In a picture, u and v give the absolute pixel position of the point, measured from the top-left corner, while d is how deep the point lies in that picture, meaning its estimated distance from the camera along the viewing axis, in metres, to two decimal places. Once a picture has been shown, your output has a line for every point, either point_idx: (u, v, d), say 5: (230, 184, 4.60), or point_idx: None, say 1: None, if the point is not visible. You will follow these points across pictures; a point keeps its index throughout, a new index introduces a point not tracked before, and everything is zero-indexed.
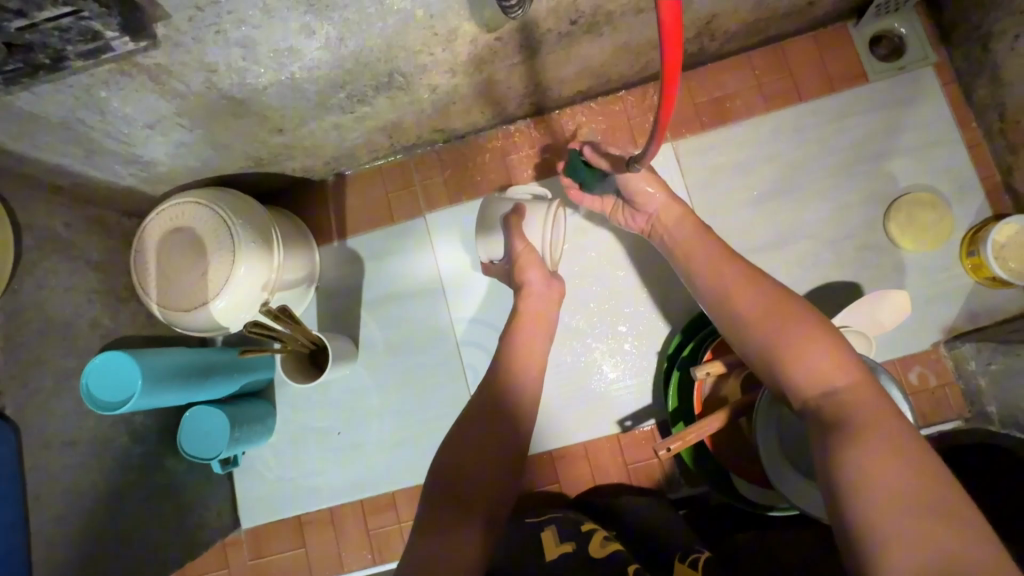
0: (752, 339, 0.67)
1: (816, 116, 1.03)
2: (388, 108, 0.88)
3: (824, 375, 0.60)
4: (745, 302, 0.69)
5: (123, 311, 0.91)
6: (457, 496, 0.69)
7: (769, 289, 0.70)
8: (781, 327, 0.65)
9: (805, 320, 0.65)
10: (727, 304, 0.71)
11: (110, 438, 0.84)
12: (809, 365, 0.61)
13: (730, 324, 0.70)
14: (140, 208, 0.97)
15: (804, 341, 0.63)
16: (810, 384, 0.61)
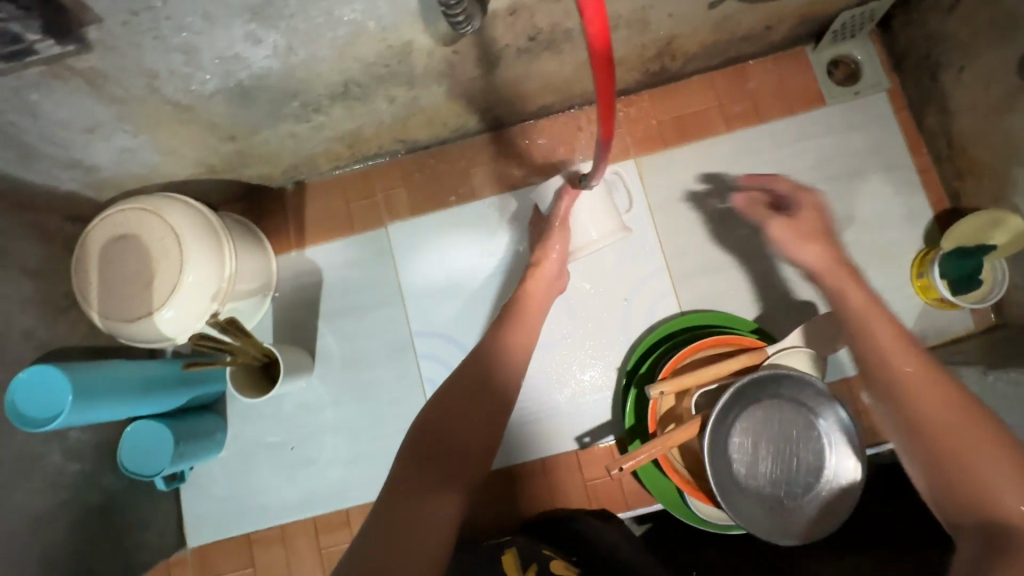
0: (929, 448, 0.54)
1: (775, 136, 1.05)
2: (346, 118, 0.87)
3: (995, 503, 0.49)
4: (924, 407, 0.56)
5: (61, 321, 0.87)
6: (437, 455, 0.62)
7: (949, 389, 0.56)
8: (975, 439, 0.52)
9: (987, 433, 0.52)
10: (905, 404, 0.57)
11: (41, 456, 0.79)
12: (989, 491, 0.50)
13: (907, 423, 0.57)
14: (85, 213, 0.94)
15: (985, 460, 0.51)
16: (987, 511, 0.50)
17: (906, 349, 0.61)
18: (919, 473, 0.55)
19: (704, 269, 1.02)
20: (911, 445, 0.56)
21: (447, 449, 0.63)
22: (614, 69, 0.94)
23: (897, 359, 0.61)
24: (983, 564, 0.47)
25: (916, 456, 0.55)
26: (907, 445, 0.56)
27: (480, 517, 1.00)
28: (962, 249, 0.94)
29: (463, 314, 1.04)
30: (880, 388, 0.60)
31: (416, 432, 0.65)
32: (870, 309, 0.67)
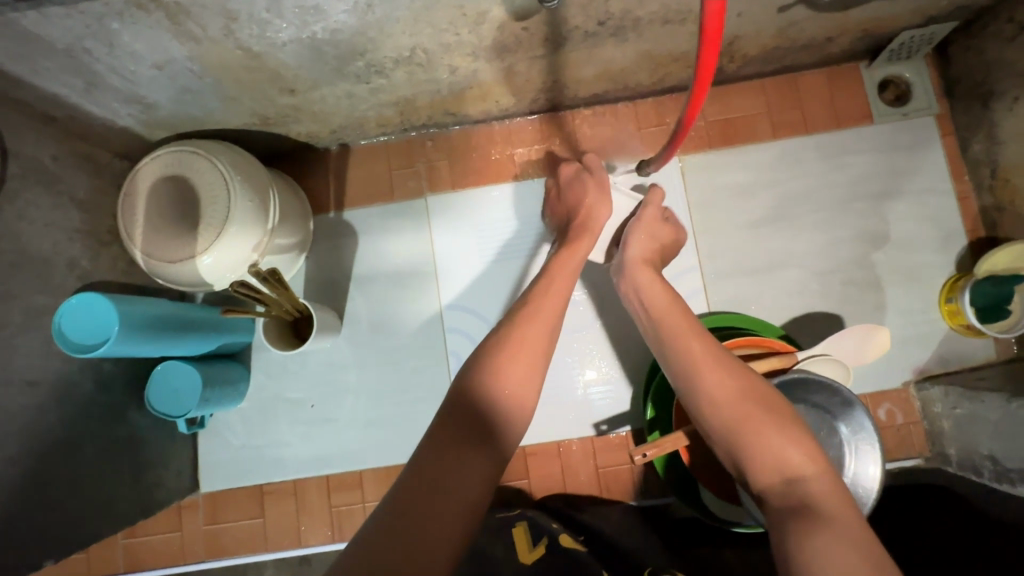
0: (713, 414, 0.64)
1: (819, 148, 1.05)
2: (406, 84, 0.87)
3: (776, 462, 0.59)
4: (712, 377, 0.66)
5: (103, 254, 0.88)
6: (482, 414, 0.63)
7: (735, 367, 0.67)
8: (750, 405, 0.63)
9: (760, 400, 0.63)
10: (693, 375, 0.67)
11: (76, 383, 0.80)
12: (771, 450, 0.59)
13: (696, 394, 0.66)
14: (133, 151, 0.94)
15: (767, 424, 0.61)
16: (771, 472, 0.59)
17: (695, 333, 0.71)
18: (711, 438, 0.65)
19: (736, 272, 1.03)
20: (706, 416, 0.65)
21: (486, 417, 0.63)
22: (672, 64, 0.94)
23: (692, 340, 0.70)
24: (790, 513, 0.54)
25: (707, 423, 0.65)
26: (698, 414, 0.66)
27: (490, 492, 1.01)
28: (995, 276, 0.93)
29: (490, 290, 1.05)
30: (675, 366, 0.70)
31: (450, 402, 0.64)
32: (665, 298, 0.78)
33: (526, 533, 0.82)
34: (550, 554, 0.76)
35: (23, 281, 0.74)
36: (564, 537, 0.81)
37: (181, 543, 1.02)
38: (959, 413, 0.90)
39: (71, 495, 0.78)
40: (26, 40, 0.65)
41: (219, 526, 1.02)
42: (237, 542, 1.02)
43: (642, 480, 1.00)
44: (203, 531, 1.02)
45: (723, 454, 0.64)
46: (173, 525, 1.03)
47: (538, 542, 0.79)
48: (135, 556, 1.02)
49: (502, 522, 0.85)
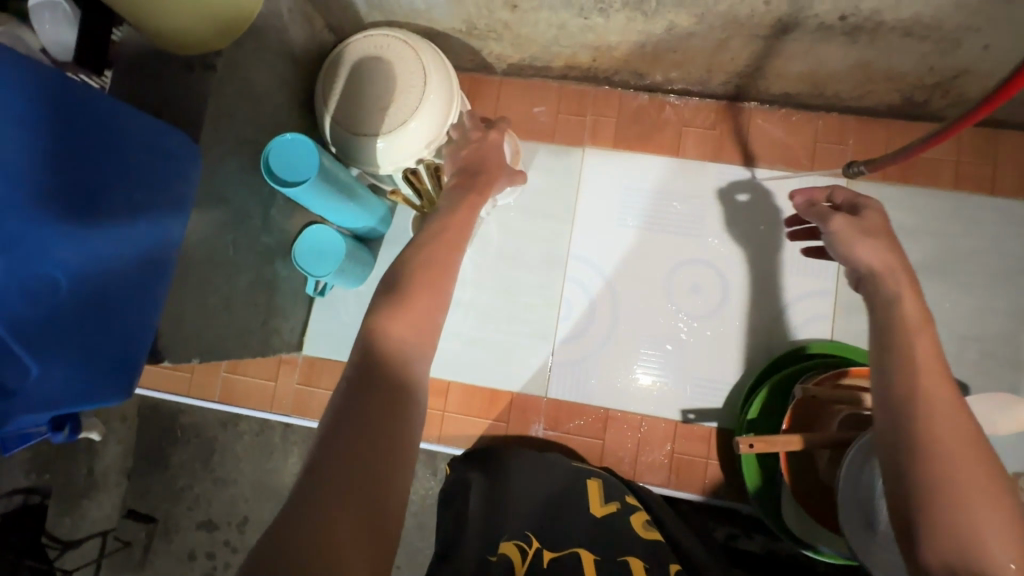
0: (919, 450, 0.52)
1: (998, 213, 1.00)
2: (618, 29, 0.88)
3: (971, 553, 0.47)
4: (936, 409, 0.53)
5: (297, 111, 0.94)
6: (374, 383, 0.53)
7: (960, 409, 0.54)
8: (962, 453, 0.50)
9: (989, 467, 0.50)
10: (917, 397, 0.54)
11: (251, 216, 0.87)
12: (960, 517, 0.48)
13: (909, 416, 0.54)
14: (343, 28, 1.00)
15: (976, 483, 0.49)
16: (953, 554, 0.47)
17: (926, 358, 0.56)
18: (890, 465, 0.53)
19: None
20: (913, 454, 0.52)
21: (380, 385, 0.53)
22: (881, 81, 0.92)
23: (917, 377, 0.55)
24: None
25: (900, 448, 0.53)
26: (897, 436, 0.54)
27: (563, 441, 1.03)
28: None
29: (641, 252, 1.06)
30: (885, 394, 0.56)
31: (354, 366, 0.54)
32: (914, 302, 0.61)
33: (600, 488, 0.84)
34: (622, 514, 0.77)
35: (243, 109, 0.80)
36: (638, 513, 0.79)
37: (272, 393, 1.10)
38: None
39: (217, 311, 0.85)
40: None
41: (310, 388, 1.10)
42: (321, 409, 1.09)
43: (714, 478, 0.99)
44: (295, 389, 1.10)
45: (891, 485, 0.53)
46: (271, 375, 1.11)
47: (610, 502, 0.81)
48: (231, 390, 1.12)
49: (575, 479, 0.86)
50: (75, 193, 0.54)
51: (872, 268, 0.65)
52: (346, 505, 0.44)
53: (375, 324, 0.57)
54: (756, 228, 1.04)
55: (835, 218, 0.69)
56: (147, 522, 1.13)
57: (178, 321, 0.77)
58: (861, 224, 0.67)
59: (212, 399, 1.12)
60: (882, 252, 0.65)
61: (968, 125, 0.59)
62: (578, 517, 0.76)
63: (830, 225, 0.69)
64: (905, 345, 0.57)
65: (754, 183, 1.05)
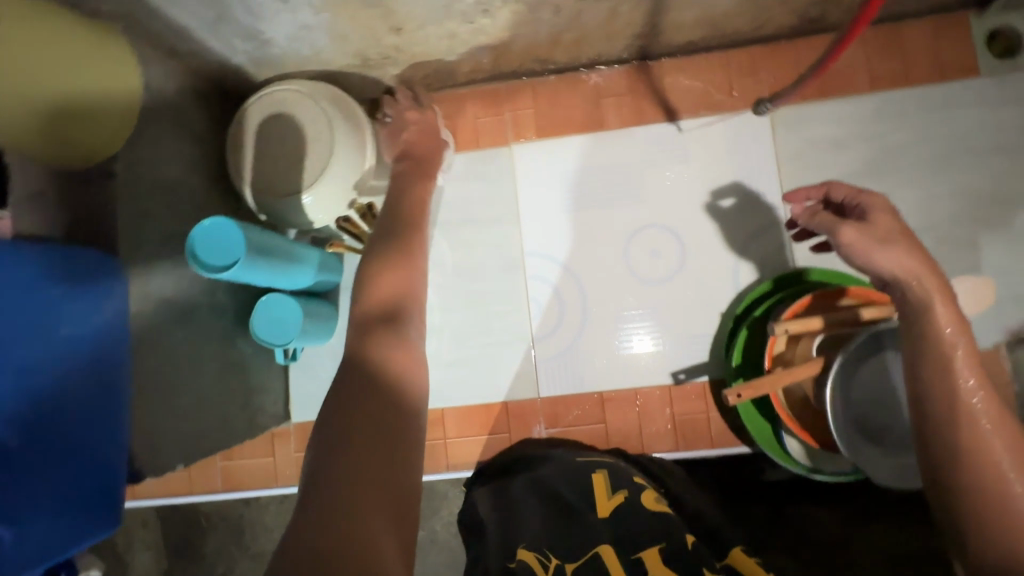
0: (957, 420, 0.59)
1: (918, 103, 1.02)
2: (507, 25, 0.88)
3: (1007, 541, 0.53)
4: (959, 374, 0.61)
5: (216, 189, 0.92)
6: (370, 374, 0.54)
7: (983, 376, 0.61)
8: (991, 418, 0.58)
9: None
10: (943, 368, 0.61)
11: (200, 307, 0.85)
12: (989, 468, 0.56)
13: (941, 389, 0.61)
14: (238, 91, 0.97)
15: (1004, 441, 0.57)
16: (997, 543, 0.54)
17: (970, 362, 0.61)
18: (924, 433, 0.61)
19: None
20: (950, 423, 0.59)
21: (375, 380, 0.53)
22: (774, 8, 0.92)
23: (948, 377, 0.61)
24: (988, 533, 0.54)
25: (937, 419, 0.60)
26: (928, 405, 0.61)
27: (567, 435, 1.04)
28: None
29: (595, 232, 1.06)
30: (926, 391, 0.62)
31: (347, 364, 0.55)
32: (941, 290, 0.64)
33: (606, 480, 0.78)
34: (631, 503, 0.72)
35: (157, 204, 0.78)
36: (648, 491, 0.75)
37: (275, 467, 1.09)
38: None
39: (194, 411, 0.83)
40: None
41: None
42: None
43: (718, 431, 1.01)
44: (295, 457, 1.09)
45: (929, 446, 0.61)
46: (268, 450, 1.10)
47: (618, 490, 0.75)
48: (233, 474, 1.10)
49: (584, 470, 0.82)
50: (13, 335, 0.55)
51: (895, 274, 0.67)
52: (367, 501, 0.46)
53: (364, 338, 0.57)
54: (695, 186, 1.05)
55: (844, 228, 0.70)
56: None
57: (148, 428, 0.74)
58: (872, 232, 0.68)
59: (217, 489, 1.10)
60: (903, 258, 0.66)
61: (862, 29, 0.60)
62: (590, 521, 0.70)
63: (841, 237, 0.70)
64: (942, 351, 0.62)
65: (683, 140, 1.05)
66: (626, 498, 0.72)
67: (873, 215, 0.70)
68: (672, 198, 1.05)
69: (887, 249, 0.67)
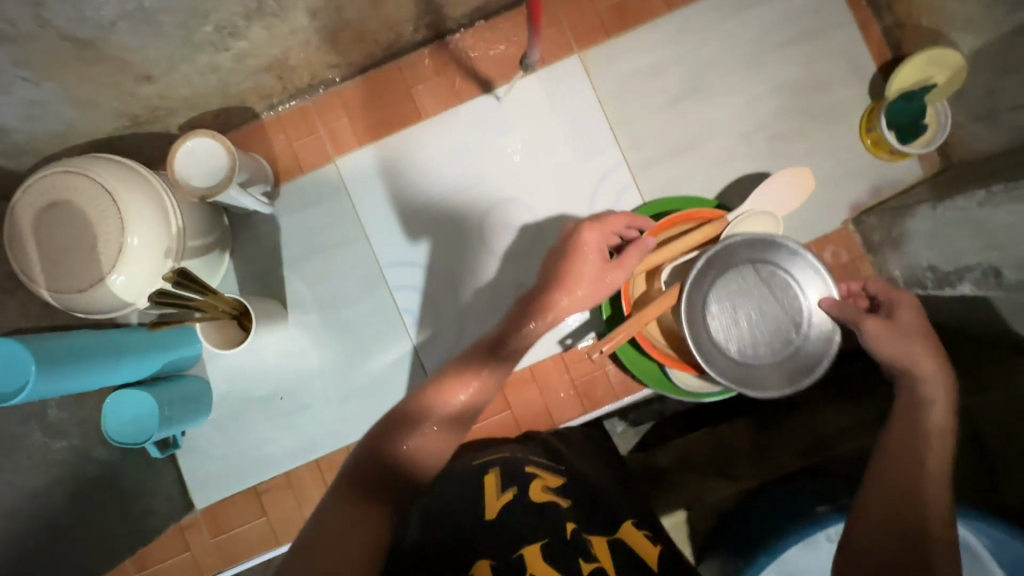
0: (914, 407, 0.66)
1: (715, 11, 1.03)
2: (269, 41, 0.81)
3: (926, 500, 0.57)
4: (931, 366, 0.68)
5: (9, 301, 0.82)
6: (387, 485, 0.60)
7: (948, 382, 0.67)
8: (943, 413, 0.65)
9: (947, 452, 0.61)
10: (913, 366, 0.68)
11: (22, 434, 0.77)
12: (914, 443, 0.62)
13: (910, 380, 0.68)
14: (6, 187, 0.87)
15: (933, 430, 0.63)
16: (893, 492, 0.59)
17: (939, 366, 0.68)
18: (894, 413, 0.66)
19: (663, 156, 1.02)
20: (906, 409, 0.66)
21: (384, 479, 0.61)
22: None
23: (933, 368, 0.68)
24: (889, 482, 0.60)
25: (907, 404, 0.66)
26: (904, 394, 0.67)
27: (478, 433, 1.02)
28: (905, 91, 0.94)
29: (444, 225, 1.02)
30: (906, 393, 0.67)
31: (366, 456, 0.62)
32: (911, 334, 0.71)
33: (498, 477, 0.76)
34: (519, 500, 0.70)
35: None
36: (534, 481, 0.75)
37: (193, 561, 1.02)
38: (896, 235, 0.92)
39: None
40: None
41: (226, 535, 1.02)
42: (248, 547, 1.02)
43: (619, 383, 1.01)
44: (212, 545, 1.02)
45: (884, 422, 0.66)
46: (180, 548, 1.02)
47: (509, 487, 0.73)
48: None
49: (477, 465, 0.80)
50: None
51: (899, 365, 0.70)
52: None
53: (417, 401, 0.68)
54: (529, 152, 1.02)
55: (867, 321, 0.73)
56: None
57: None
58: (891, 327, 0.71)
59: None
60: (913, 352, 0.69)
61: None
62: (474, 533, 0.67)
63: (865, 328, 0.73)
64: (914, 361, 0.69)
65: (505, 108, 1.02)
66: (516, 492, 0.71)
67: (898, 313, 0.73)
68: (511, 169, 1.02)
69: (909, 343, 0.70)
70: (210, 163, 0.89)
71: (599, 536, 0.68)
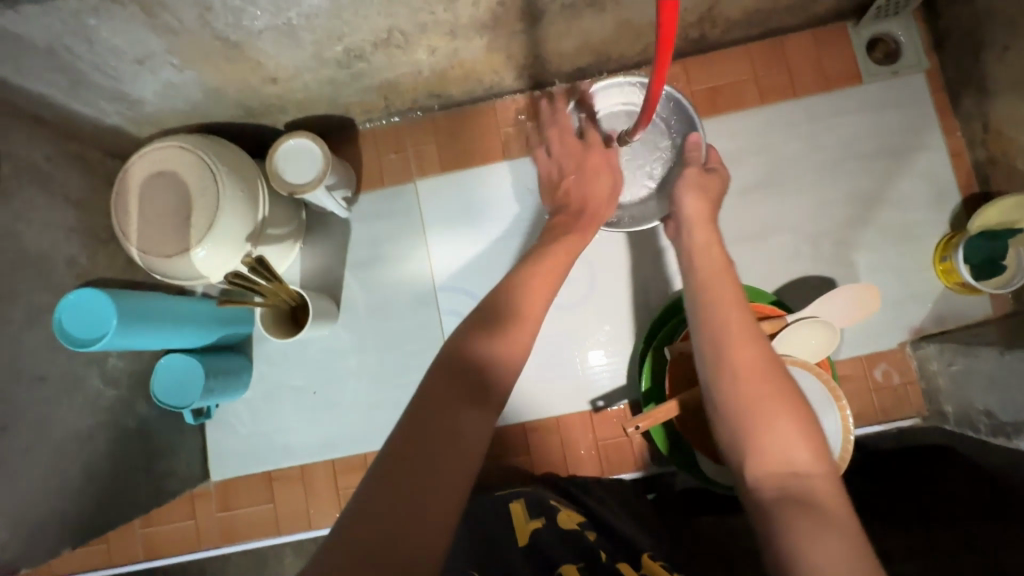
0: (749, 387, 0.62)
1: (807, 112, 1.05)
2: (387, 66, 0.87)
3: (779, 459, 0.57)
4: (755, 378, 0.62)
5: (101, 252, 0.89)
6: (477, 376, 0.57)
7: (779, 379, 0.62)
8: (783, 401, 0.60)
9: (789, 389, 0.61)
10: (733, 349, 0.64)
11: (83, 377, 0.82)
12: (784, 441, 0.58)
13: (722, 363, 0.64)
14: (123, 149, 0.95)
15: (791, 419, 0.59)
16: (774, 462, 0.57)
17: (737, 306, 0.69)
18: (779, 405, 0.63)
19: (730, 241, 1.03)
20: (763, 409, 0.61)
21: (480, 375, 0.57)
22: (653, 33, 0.94)
23: (734, 311, 0.68)
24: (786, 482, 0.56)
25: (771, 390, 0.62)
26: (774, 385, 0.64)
27: (494, 470, 1.02)
28: (988, 229, 0.93)
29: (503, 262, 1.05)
30: (705, 352, 0.66)
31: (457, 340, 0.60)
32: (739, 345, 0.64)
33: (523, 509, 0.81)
34: (548, 527, 0.75)
35: (22, 278, 0.75)
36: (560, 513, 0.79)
37: (196, 529, 1.06)
38: (956, 370, 0.90)
39: None
40: (7, 40, 0.67)
41: (231, 512, 1.05)
42: (249, 527, 1.05)
43: (642, 452, 1.00)
44: (217, 518, 1.05)
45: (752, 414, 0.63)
46: (188, 512, 1.06)
47: (535, 517, 0.78)
48: (153, 542, 1.06)
49: (501, 499, 0.84)
50: None
51: None
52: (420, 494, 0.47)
53: (486, 341, 0.59)
54: None
55: None
56: None
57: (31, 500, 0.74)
58: None
59: (136, 560, 1.06)
60: None
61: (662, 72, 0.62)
62: (509, 552, 0.70)
63: None
64: (729, 328, 0.66)
65: None
66: (542, 522, 0.76)
67: None
68: None
69: None
70: (306, 164, 0.94)
71: (626, 561, 0.69)
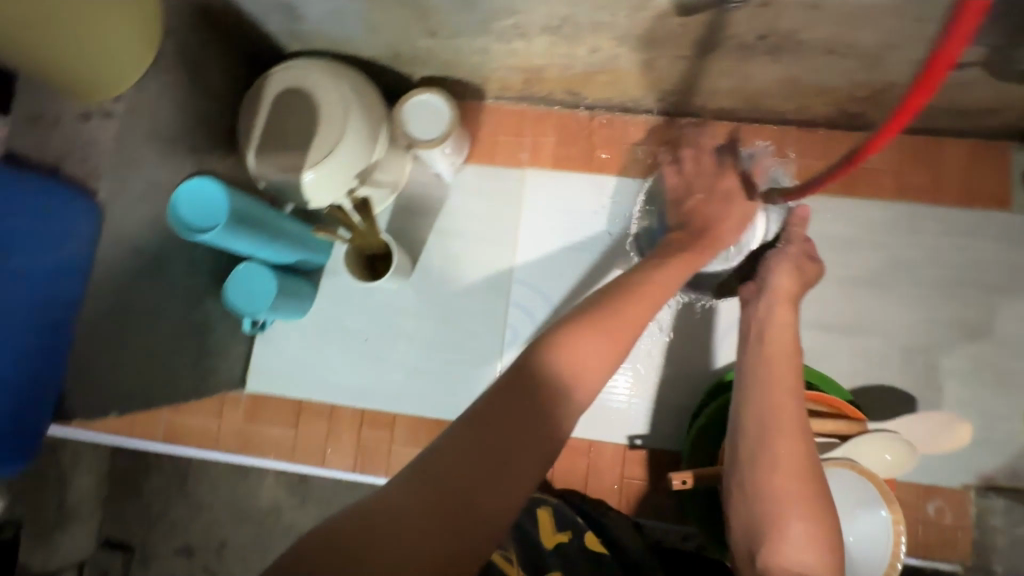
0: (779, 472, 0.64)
1: (940, 222, 0.99)
2: (543, 53, 0.86)
3: (792, 557, 0.60)
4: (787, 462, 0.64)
5: (219, 147, 0.91)
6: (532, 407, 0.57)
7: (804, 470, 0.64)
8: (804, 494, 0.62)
9: (817, 492, 0.63)
10: (769, 429, 0.66)
11: (171, 260, 0.84)
12: (796, 535, 0.61)
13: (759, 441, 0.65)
14: (266, 56, 0.97)
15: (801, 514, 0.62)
16: (785, 558, 0.60)
17: (793, 393, 0.68)
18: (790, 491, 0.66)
19: (818, 325, 0.99)
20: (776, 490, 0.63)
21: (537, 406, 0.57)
22: (813, 96, 0.90)
23: (783, 390, 0.68)
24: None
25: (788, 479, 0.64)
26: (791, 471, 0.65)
27: None
28: None
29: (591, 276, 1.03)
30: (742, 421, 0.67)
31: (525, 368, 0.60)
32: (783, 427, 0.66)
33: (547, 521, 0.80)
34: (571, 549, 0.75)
35: (150, 152, 0.77)
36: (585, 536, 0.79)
37: (218, 431, 1.08)
38: None
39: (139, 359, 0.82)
40: None
41: (255, 426, 1.07)
42: (267, 447, 1.07)
43: (664, 504, 0.98)
44: (239, 427, 1.08)
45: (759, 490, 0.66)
46: (215, 413, 1.08)
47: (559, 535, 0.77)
48: (176, 429, 1.09)
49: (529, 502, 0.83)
50: None
51: None
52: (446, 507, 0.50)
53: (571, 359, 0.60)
54: None
55: None
56: (111, 554, 1.11)
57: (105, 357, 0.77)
58: None
59: (156, 441, 1.09)
60: None
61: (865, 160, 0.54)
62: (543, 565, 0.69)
63: None
64: (770, 406, 0.67)
65: None
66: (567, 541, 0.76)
67: None
68: None
69: None
70: (430, 123, 0.94)
71: None
